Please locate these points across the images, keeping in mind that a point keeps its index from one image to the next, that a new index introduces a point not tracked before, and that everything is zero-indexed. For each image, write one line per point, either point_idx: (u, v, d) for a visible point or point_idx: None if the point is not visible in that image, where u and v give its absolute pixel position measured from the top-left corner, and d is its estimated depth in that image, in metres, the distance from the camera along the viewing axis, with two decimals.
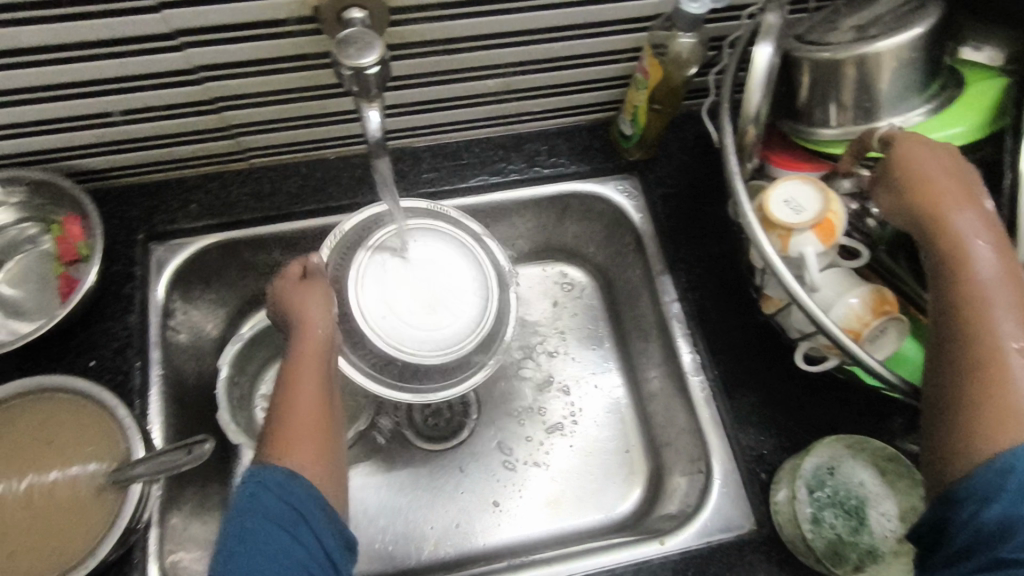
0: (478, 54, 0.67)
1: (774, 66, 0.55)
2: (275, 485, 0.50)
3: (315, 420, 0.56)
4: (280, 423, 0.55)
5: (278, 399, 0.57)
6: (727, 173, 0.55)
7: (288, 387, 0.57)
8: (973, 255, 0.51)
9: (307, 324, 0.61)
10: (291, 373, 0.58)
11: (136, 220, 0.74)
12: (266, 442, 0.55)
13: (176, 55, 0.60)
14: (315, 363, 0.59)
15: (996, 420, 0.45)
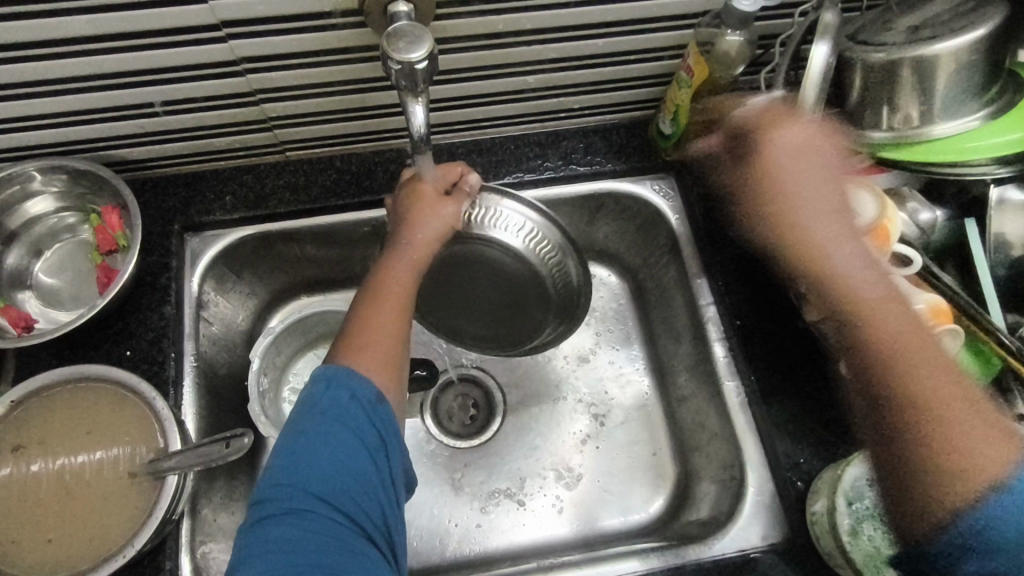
0: (520, 49, 0.66)
1: (830, 67, 0.53)
2: (359, 390, 0.52)
3: (396, 338, 0.57)
4: (359, 329, 0.56)
5: (366, 297, 0.59)
6: (780, 176, 0.54)
7: (379, 287, 0.59)
8: (840, 266, 0.50)
9: (413, 243, 0.62)
10: (384, 282, 0.60)
11: (171, 211, 0.74)
12: (343, 340, 0.56)
13: (220, 47, 0.59)
14: (410, 286, 0.61)
15: (959, 457, 0.42)
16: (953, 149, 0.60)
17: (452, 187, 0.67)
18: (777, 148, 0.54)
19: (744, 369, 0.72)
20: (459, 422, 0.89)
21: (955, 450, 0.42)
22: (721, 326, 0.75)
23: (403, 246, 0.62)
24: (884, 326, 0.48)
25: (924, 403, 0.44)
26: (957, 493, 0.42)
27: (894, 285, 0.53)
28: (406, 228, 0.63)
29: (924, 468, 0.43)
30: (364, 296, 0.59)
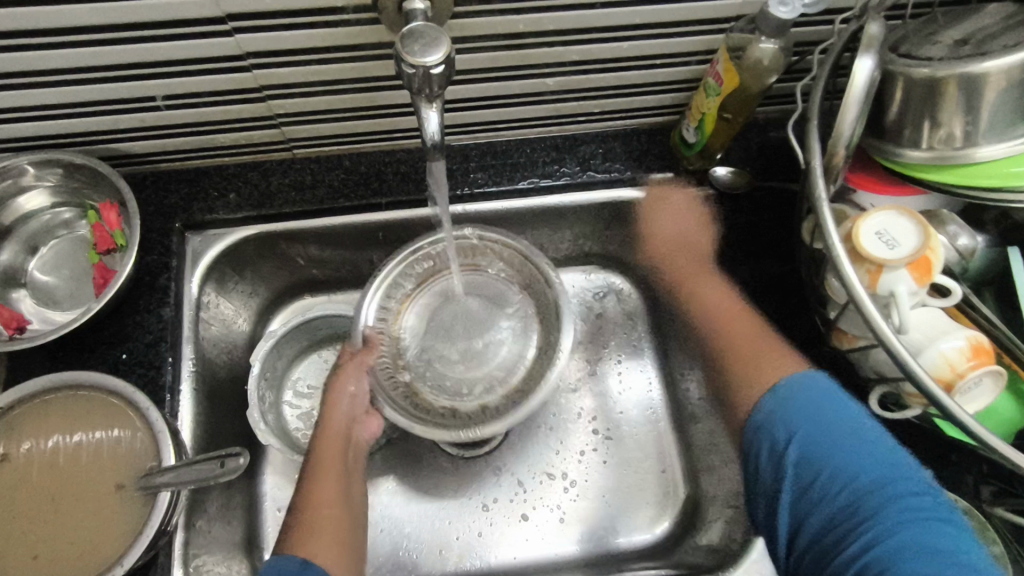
0: (542, 51, 0.63)
1: (874, 82, 0.49)
2: (294, 573, 0.55)
3: (330, 511, 0.60)
4: (298, 522, 0.59)
5: (307, 480, 0.62)
6: (815, 197, 0.51)
7: (313, 478, 0.62)
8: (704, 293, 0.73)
9: (330, 433, 0.66)
10: (319, 469, 0.63)
11: (172, 208, 0.71)
12: (289, 535, 0.59)
13: (226, 41, 0.56)
14: (335, 469, 0.64)
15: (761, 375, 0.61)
16: (996, 173, 0.56)
17: (365, 348, 0.69)
18: (656, 217, 0.77)
19: None
20: (459, 430, 0.86)
21: (749, 360, 0.64)
22: None
23: (322, 432, 0.66)
24: (715, 309, 0.71)
25: (729, 350, 0.66)
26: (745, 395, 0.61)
27: (932, 318, 0.50)
28: (324, 423, 0.66)
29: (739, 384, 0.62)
30: (304, 478, 0.63)
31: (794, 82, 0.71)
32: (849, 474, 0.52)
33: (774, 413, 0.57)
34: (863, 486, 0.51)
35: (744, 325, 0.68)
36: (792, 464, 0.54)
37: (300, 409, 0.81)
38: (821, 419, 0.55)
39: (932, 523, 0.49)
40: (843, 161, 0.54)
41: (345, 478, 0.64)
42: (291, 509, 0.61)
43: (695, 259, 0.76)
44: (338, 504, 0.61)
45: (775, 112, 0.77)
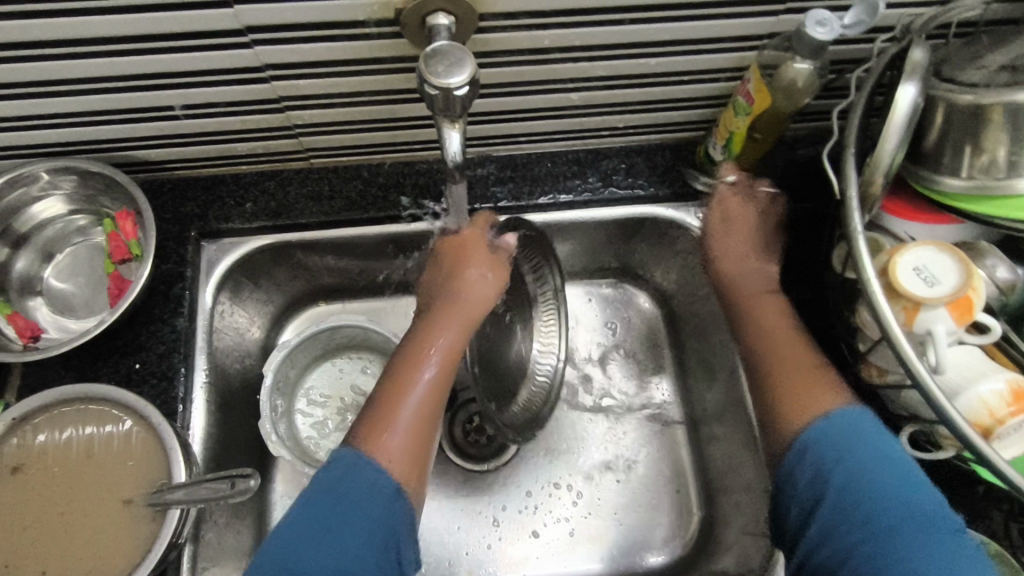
0: (567, 65, 0.61)
1: (916, 110, 0.47)
2: (375, 478, 0.51)
3: (422, 413, 0.55)
4: (384, 406, 0.55)
5: (404, 364, 0.58)
6: (849, 229, 0.48)
7: (417, 354, 0.58)
8: (750, 308, 0.64)
9: (458, 300, 0.61)
10: (422, 350, 0.58)
11: (188, 216, 0.70)
12: (365, 421, 0.54)
13: (246, 53, 0.55)
14: (450, 347, 0.59)
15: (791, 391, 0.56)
16: None
17: (496, 248, 0.66)
18: (740, 228, 0.69)
19: None
20: (472, 443, 0.85)
21: (798, 391, 0.56)
22: None
23: (453, 302, 0.61)
24: (766, 332, 0.61)
25: (772, 363, 0.59)
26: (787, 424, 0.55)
27: (970, 360, 0.47)
28: (450, 272, 0.63)
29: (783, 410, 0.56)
30: (407, 346, 0.59)
31: (827, 100, 0.69)
32: (858, 479, 0.50)
33: (800, 444, 0.54)
34: (879, 492, 0.50)
35: (782, 336, 0.60)
36: (803, 470, 0.53)
37: (313, 418, 0.81)
38: (873, 449, 0.51)
39: (936, 527, 0.48)
40: (879, 191, 0.51)
41: (452, 364, 0.59)
42: (382, 388, 0.57)
43: (749, 267, 0.67)
44: (430, 411, 0.56)
45: (804, 129, 0.74)
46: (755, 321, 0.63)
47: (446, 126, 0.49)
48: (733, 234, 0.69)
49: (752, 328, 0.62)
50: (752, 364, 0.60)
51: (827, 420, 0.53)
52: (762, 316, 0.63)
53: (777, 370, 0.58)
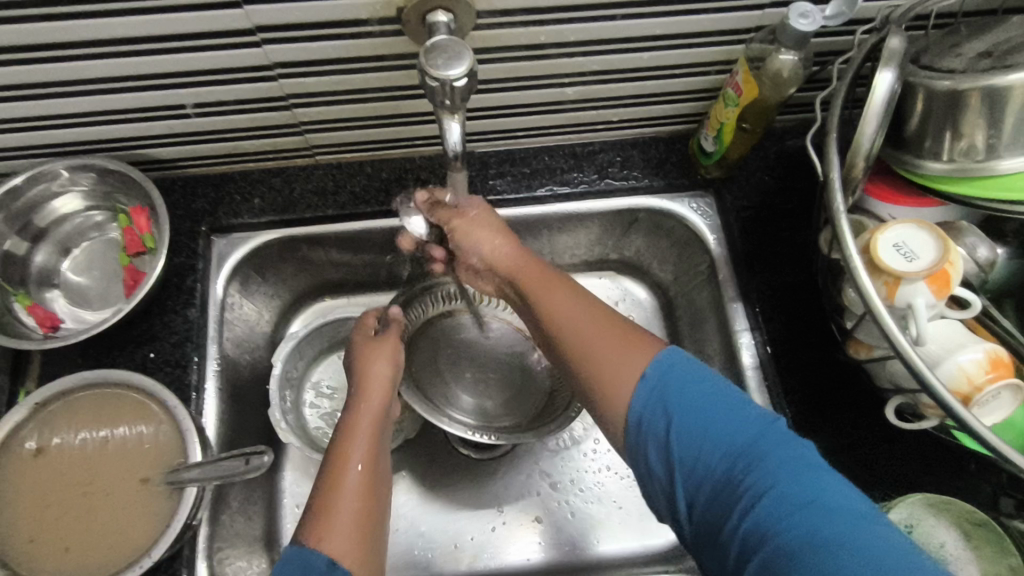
0: (562, 61, 0.64)
1: (894, 95, 0.50)
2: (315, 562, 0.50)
3: (362, 502, 0.55)
4: (321, 500, 0.54)
5: (333, 458, 0.57)
6: (833, 210, 0.51)
7: (343, 447, 0.58)
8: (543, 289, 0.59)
9: (371, 394, 0.63)
10: (346, 442, 0.58)
11: (199, 211, 0.73)
12: (309, 517, 0.54)
13: (255, 51, 0.58)
14: (371, 435, 0.60)
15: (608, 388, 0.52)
16: (1017, 185, 0.56)
17: (383, 327, 0.69)
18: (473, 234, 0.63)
19: (779, 399, 0.68)
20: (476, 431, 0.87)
21: (598, 369, 0.53)
22: (754, 353, 0.71)
23: (365, 395, 0.62)
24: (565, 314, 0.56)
25: (577, 355, 0.55)
26: (620, 397, 0.51)
27: (949, 331, 0.50)
28: (360, 371, 0.64)
29: (601, 392, 0.52)
30: (336, 438, 0.59)
31: (814, 91, 0.72)
32: (711, 460, 0.48)
33: (640, 429, 0.50)
34: (705, 455, 0.48)
35: (586, 314, 0.56)
36: (653, 450, 0.50)
37: (320, 409, 0.83)
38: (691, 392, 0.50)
39: (814, 497, 0.44)
40: (862, 174, 0.54)
41: (378, 453, 0.59)
42: (315, 490, 0.56)
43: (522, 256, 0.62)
44: (367, 496, 0.55)
45: (793, 121, 0.77)
46: (550, 304, 0.58)
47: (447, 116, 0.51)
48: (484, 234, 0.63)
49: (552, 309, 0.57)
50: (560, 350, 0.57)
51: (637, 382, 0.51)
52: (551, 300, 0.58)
53: (586, 364, 0.54)
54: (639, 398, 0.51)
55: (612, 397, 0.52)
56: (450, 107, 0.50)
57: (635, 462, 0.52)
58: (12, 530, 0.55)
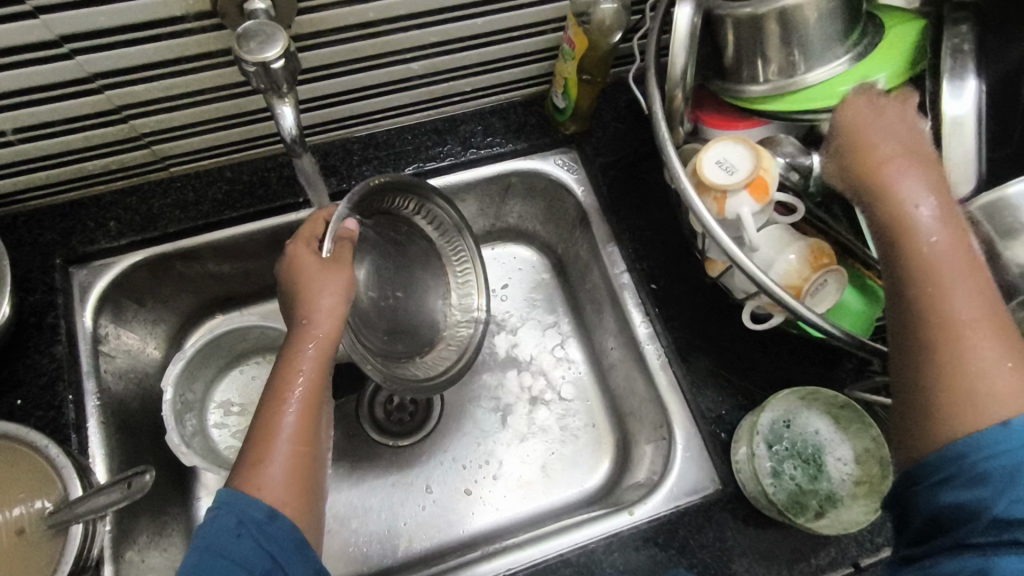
0: (398, 37, 0.65)
1: (695, 27, 0.53)
2: (246, 513, 0.51)
3: (300, 446, 0.55)
4: (259, 444, 0.54)
5: (272, 400, 0.56)
6: (659, 140, 0.54)
7: (284, 390, 0.56)
8: (890, 183, 0.51)
9: (312, 335, 0.59)
10: (289, 384, 0.56)
11: (49, 244, 0.69)
12: (247, 463, 0.54)
13: (67, 64, 0.55)
14: (318, 377, 0.58)
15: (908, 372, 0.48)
16: (825, 93, 0.61)
17: (333, 252, 0.62)
18: (879, 122, 0.54)
19: (664, 331, 0.73)
20: (395, 420, 0.88)
21: (973, 387, 0.45)
22: (637, 292, 0.75)
23: (311, 324, 0.59)
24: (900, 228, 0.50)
25: (920, 287, 0.48)
26: (959, 429, 0.44)
27: (777, 235, 0.55)
28: (300, 282, 0.60)
29: (936, 401, 0.45)
30: (277, 380, 0.57)
31: None
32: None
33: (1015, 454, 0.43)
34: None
35: (957, 257, 0.48)
36: (951, 472, 0.44)
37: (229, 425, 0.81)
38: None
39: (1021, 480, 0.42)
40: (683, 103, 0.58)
41: (320, 396, 0.58)
42: (257, 425, 0.55)
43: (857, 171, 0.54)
44: (309, 440, 0.55)
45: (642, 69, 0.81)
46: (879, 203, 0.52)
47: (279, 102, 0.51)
48: (890, 127, 0.54)
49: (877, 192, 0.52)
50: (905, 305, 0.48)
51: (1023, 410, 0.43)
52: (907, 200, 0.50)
53: (988, 304, 0.47)
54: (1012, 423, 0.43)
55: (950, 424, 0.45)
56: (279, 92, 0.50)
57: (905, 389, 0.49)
58: None
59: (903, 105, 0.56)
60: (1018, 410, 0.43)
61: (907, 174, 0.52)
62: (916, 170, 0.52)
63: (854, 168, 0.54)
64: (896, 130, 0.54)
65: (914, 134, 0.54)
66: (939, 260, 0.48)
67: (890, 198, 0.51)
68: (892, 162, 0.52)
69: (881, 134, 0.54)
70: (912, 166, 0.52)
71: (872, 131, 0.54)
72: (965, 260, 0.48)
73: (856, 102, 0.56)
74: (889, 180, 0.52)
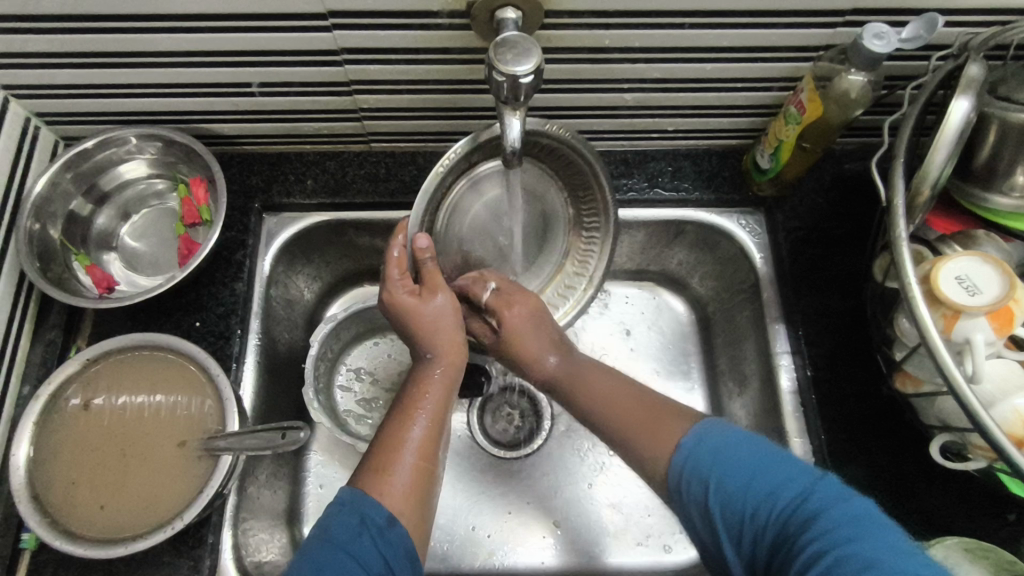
0: (624, 66, 0.64)
1: (967, 125, 0.48)
2: (367, 516, 0.50)
3: (421, 461, 0.54)
4: (381, 453, 0.54)
5: (396, 415, 0.57)
6: (894, 236, 0.49)
7: (409, 407, 0.57)
8: (585, 381, 0.64)
9: (444, 366, 0.61)
10: (414, 404, 0.58)
11: (254, 188, 0.74)
12: (371, 466, 0.53)
13: (324, 36, 0.59)
14: (443, 395, 0.59)
15: (657, 438, 0.55)
16: None
17: (420, 275, 0.60)
18: (535, 333, 0.66)
19: (817, 431, 0.66)
20: (501, 430, 0.85)
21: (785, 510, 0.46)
22: (794, 376, 0.70)
23: (435, 350, 0.61)
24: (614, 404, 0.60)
25: (633, 441, 0.57)
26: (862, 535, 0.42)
27: (1008, 373, 0.48)
28: (412, 317, 0.60)
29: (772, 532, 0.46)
30: (407, 399, 0.58)
31: (877, 116, 0.71)
32: (711, 456, 0.50)
33: (687, 462, 0.51)
34: (726, 484, 0.49)
35: (643, 409, 0.58)
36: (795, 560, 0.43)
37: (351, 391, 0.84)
38: (780, 471, 0.48)
39: (883, 558, 0.40)
40: (924, 202, 0.52)
41: (446, 418, 0.59)
42: (378, 437, 0.56)
43: (569, 362, 0.66)
44: (428, 454, 0.55)
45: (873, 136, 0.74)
46: (602, 409, 0.61)
47: (514, 108, 0.51)
48: (541, 330, 0.66)
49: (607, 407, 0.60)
50: (631, 458, 0.57)
51: (823, 516, 0.44)
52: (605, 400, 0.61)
53: (664, 416, 0.56)
54: (815, 528, 0.43)
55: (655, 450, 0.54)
56: (515, 100, 0.50)
57: (678, 506, 0.53)
58: (51, 475, 0.57)
59: (536, 302, 0.67)
60: (843, 501, 0.44)
61: (559, 360, 0.66)
62: (559, 341, 0.67)
63: (558, 386, 0.65)
64: (539, 340, 0.66)
65: (545, 320, 0.67)
66: (622, 406, 0.60)
67: (598, 389, 0.62)
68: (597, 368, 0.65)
69: (524, 329, 0.66)
70: (559, 351, 0.66)
71: (520, 338, 0.66)
72: (652, 407, 0.58)
73: (515, 304, 0.66)
74: (579, 381, 0.64)
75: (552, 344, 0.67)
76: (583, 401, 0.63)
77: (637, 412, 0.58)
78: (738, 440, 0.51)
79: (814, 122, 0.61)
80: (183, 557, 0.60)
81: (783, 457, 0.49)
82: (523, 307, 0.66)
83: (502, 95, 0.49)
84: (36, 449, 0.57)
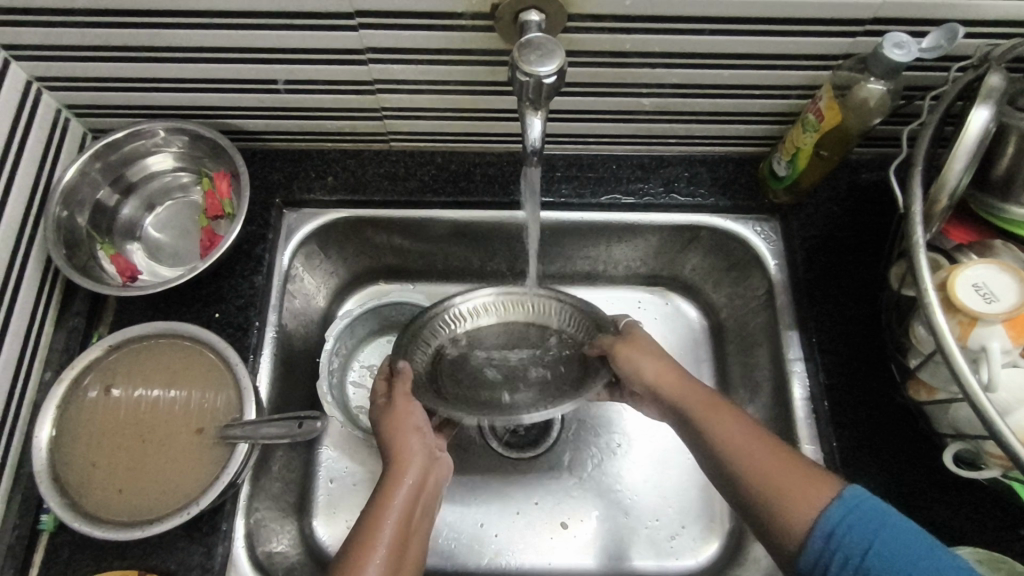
0: (644, 71, 0.65)
1: (986, 134, 0.48)
2: None
3: (384, 575, 0.52)
4: (347, 564, 0.52)
5: (360, 526, 0.55)
6: (911, 243, 0.49)
7: (374, 517, 0.55)
8: (728, 422, 0.56)
9: (404, 478, 0.59)
10: (377, 518, 0.55)
11: (275, 184, 0.76)
12: None
13: (351, 35, 0.60)
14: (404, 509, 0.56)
15: (793, 502, 0.49)
16: None
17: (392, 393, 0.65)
18: (643, 361, 0.64)
19: (828, 439, 0.66)
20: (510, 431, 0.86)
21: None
22: (807, 383, 0.70)
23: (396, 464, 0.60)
24: (742, 456, 0.54)
25: (771, 508, 0.50)
26: None
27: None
28: (387, 432, 0.62)
29: None
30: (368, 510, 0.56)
31: (895, 126, 0.71)
32: (851, 535, 0.46)
33: (831, 544, 0.46)
34: (874, 556, 0.44)
35: (769, 463, 0.52)
36: None
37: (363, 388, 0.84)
38: (921, 550, 0.44)
39: None
40: (942, 210, 0.53)
41: (409, 528, 0.56)
42: (349, 542, 0.54)
43: (692, 390, 0.61)
44: (389, 570, 0.52)
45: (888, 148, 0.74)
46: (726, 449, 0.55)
47: (535, 111, 0.52)
48: (649, 359, 0.64)
49: (732, 444, 0.54)
50: (756, 517, 0.51)
51: None
52: (733, 438, 0.55)
53: (795, 479, 0.50)
54: None
55: (790, 514, 0.49)
56: (536, 103, 0.51)
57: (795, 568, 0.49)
58: (71, 457, 0.58)
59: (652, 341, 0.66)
60: None
61: (702, 391, 0.60)
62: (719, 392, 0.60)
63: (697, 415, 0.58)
64: (650, 369, 0.63)
65: (668, 364, 0.64)
66: (754, 456, 0.53)
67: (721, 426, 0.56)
68: (718, 403, 0.58)
69: (644, 354, 0.64)
70: (687, 384, 0.61)
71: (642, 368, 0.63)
72: (800, 469, 0.51)
73: (641, 338, 0.66)
74: (720, 419, 0.57)
75: (674, 379, 0.62)
76: (716, 437, 0.56)
77: (775, 472, 0.51)
78: (875, 511, 0.47)
79: (832, 129, 0.62)
80: (196, 544, 0.61)
81: (918, 534, 0.45)
82: (646, 342, 0.66)
83: (524, 97, 0.51)
84: (58, 431, 0.59)
